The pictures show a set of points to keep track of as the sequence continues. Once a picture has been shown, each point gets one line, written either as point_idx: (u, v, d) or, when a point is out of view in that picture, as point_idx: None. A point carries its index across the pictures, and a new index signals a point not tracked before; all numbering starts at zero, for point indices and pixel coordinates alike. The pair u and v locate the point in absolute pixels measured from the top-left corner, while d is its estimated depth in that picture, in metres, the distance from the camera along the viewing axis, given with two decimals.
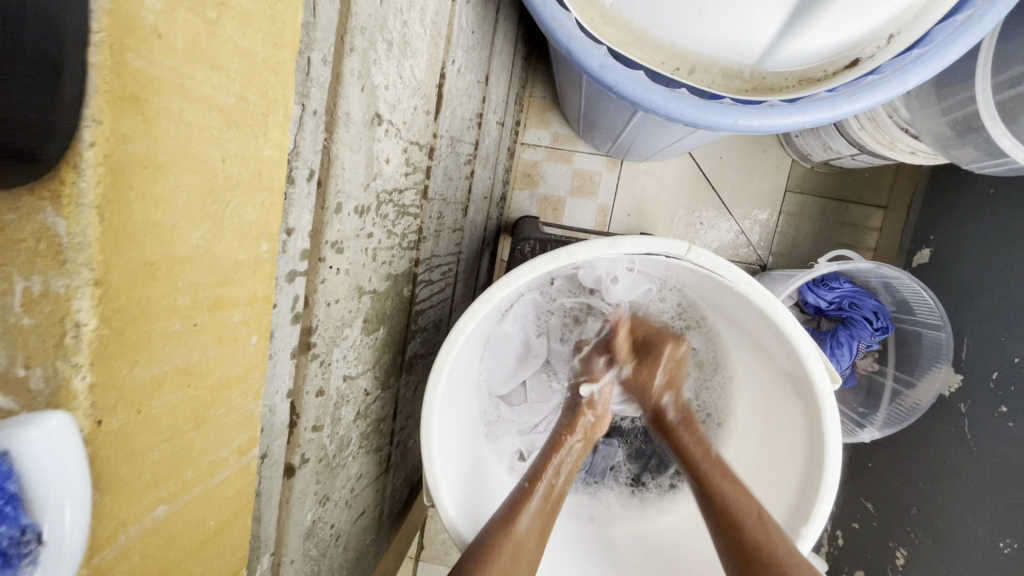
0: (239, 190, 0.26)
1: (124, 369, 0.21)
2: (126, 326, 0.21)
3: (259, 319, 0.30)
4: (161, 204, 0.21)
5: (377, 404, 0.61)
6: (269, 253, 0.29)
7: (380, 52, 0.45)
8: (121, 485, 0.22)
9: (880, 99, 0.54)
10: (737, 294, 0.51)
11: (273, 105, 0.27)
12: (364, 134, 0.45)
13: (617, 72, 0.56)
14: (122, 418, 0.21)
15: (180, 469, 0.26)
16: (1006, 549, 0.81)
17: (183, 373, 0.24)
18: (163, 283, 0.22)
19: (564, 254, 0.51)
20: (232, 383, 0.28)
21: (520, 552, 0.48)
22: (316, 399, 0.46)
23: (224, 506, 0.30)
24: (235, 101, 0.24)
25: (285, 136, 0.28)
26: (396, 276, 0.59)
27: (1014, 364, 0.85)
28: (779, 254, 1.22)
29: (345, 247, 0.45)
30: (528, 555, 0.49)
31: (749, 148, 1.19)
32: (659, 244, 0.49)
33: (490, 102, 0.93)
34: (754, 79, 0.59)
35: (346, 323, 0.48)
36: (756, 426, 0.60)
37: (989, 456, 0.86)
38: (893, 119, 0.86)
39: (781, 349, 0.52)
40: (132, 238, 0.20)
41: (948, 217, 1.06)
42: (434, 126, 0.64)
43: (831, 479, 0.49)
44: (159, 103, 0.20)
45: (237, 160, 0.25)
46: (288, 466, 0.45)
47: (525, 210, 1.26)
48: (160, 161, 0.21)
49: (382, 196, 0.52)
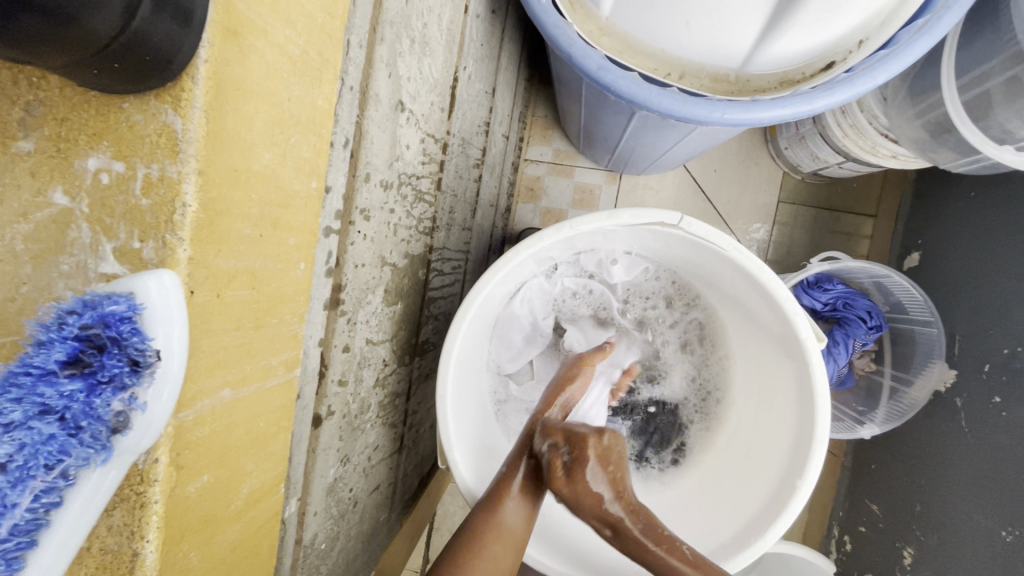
0: (298, 128, 0.31)
1: (212, 253, 0.25)
2: (215, 217, 0.25)
3: (307, 248, 0.34)
4: (245, 123, 0.26)
5: (393, 378, 0.65)
6: (316, 192, 0.34)
7: (404, 47, 0.51)
8: (202, 356, 0.26)
9: (853, 94, 0.60)
10: (726, 260, 0.56)
11: (326, 64, 0.33)
12: (390, 117, 0.51)
13: (613, 73, 0.63)
14: (207, 296, 0.26)
15: (242, 362, 0.30)
16: (1009, 537, 0.82)
17: (250, 274, 0.29)
18: (241, 191, 0.27)
19: (568, 226, 0.55)
20: (283, 299, 0.33)
21: (505, 536, 0.48)
22: (342, 355, 0.50)
23: (272, 413, 0.34)
24: (300, 52, 0.30)
25: (333, 91, 0.34)
26: (412, 256, 0.64)
27: (1004, 355, 0.89)
28: (774, 261, 1.26)
29: (371, 215, 0.50)
30: (513, 539, 0.49)
31: (741, 161, 1.25)
32: (654, 215, 0.54)
33: (496, 114, 1.00)
34: (739, 82, 0.66)
35: (369, 289, 0.52)
36: (750, 397, 0.63)
37: (989, 446, 0.88)
38: (873, 125, 0.93)
39: (770, 313, 0.56)
40: (227, 145, 0.25)
41: (934, 220, 1.09)
42: (447, 123, 0.70)
43: (821, 433, 0.53)
44: (248, 41, 0.25)
45: (298, 102, 0.31)
46: (316, 416, 0.48)
47: (528, 222, 1.31)
48: (248, 86, 0.26)
49: (402, 177, 0.57)
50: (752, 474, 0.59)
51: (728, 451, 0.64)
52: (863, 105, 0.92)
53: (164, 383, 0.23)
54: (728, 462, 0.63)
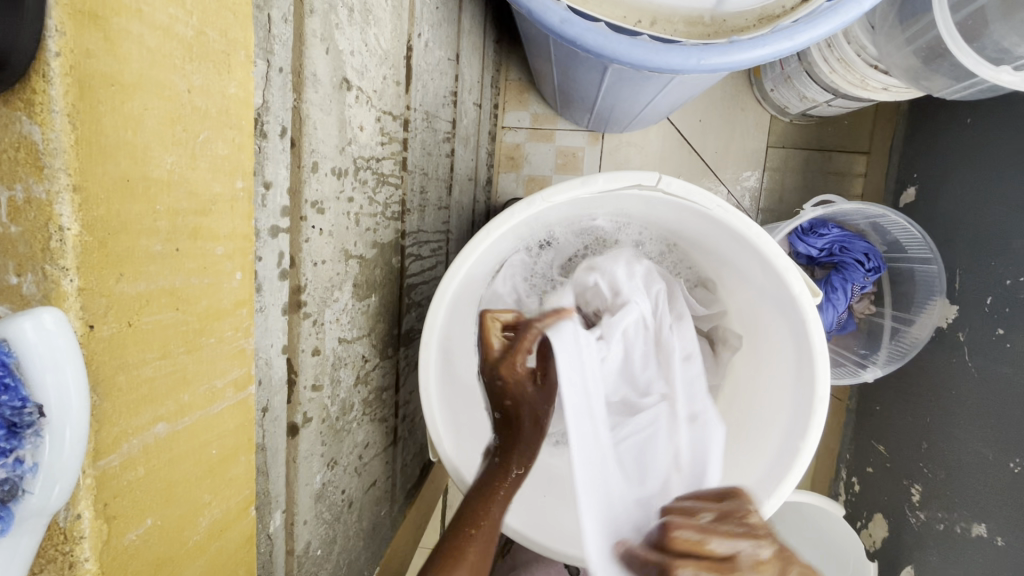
0: (207, 122, 0.27)
1: (112, 278, 0.22)
2: (109, 237, 0.22)
3: (241, 255, 0.31)
4: (130, 124, 0.23)
5: (378, 372, 0.63)
6: (245, 192, 0.31)
7: (341, 17, 0.46)
8: (121, 394, 0.24)
9: (837, 23, 0.56)
10: (710, 220, 0.52)
11: (233, 44, 0.29)
12: (334, 97, 0.46)
13: (577, 26, 0.59)
14: (114, 327, 0.23)
15: (178, 390, 0.27)
16: (1016, 468, 0.82)
17: (170, 294, 0.26)
18: (140, 203, 0.23)
19: (539, 198, 0.52)
20: (219, 315, 0.30)
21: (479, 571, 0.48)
22: (313, 358, 0.47)
23: (226, 436, 0.31)
24: (194, 34, 0.26)
25: (248, 76, 0.30)
26: (382, 245, 0.60)
27: (1006, 286, 0.87)
28: (768, 210, 1.22)
29: (326, 207, 0.46)
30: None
31: (727, 108, 1.20)
32: (630, 177, 0.50)
33: (464, 81, 0.94)
34: (715, 23, 0.61)
35: (334, 286, 0.49)
36: (748, 359, 0.61)
37: (992, 379, 0.87)
38: (862, 57, 0.88)
39: (761, 270, 0.53)
40: (106, 151, 0.22)
41: (929, 153, 1.05)
42: (406, 97, 0.65)
43: (821, 391, 0.50)
44: (118, 24, 0.22)
45: (203, 92, 0.27)
46: (291, 425, 0.46)
47: (512, 192, 1.27)
48: (126, 79, 0.22)
49: (359, 162, 0.53)
50: (753, 434, 0.57)
51: (729, 412, 0.62)
52: (850, 36, 0.87)
53: (62, 429, 0.20)
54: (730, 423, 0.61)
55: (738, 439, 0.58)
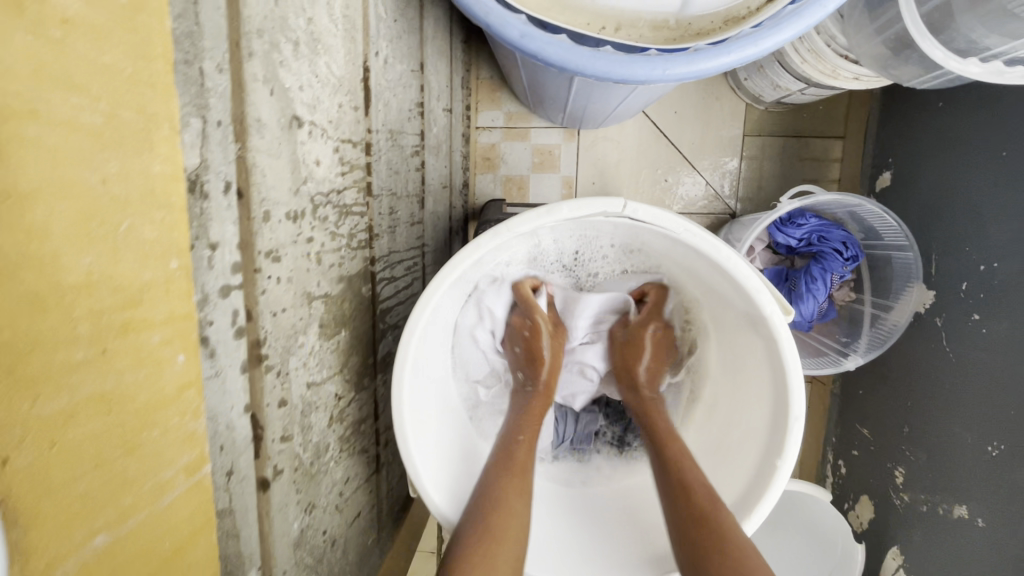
0: (130, 209, 0.26)
1: (23, 404, 0.22)
2: (15, 365, 0.22)
3: (182, 337, 0.29)
4: (34, 235, 0.22)
5: (353, 407, 0.61)
6: (182, 269, 0.29)
7: (286, 53, 0.44)
8: (47, 510, 0.24)
9: (801, 27, 0.55)
10: (681, 242, 0.51)
11: (154, 119, 0.27)
12: (283, 139, 0.44)
13: (539, 39, 0.57)
14: (33, 454, 0.23)
15: (116, 494, 0.27)
16: (994, 452, 0.82)
17: (99, 401, 0.25)
18: (55, 316, 0.23)
19: (504, 229, 0.50)
20: (162, 404, 0.29)
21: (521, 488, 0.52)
22: (280, 410, 0.46)
23: (177, 526, 0.31)
24: (105, 120, 0.25)
25: (175, 150, 0.28)
26: (349, 277, 0.59)
27: (981, 272, 0.87)
28: (746, 199, 1.21)
29: (282, 254, 0.45)
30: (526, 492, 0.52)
31: (701, 98, 1.18)
32: (596, 204, 0.49)
33: (431, 89, 0.92)
34: (680, 27, 0.60)
35: (297, 331, 0.48)
36: (726, 372, 0.61)
37: (969, 362, 0.88)
38: (831, 47, 0.87)
39: (733, 289, 0.52)
40: (8, 273, 0.21)
41: (902, 137, 1.05)
42: (366, 121, 0.63)
43: (797, 410, 0.50)
44: (12, 132, 0.21)
45: (120, 179, 0.25)
46: (261, 479, 0.45)
47: (490, 193, 1.24)
48: (24, 188, 0.21)
49: (317, 199, 0.51)
50: (732, 452, 0.57)
51: (708, 426, 0.62)
52: (820, 27, 0.86)
53: None
54: (710, 438, 0.61)
55: (715, 460, 0.59)
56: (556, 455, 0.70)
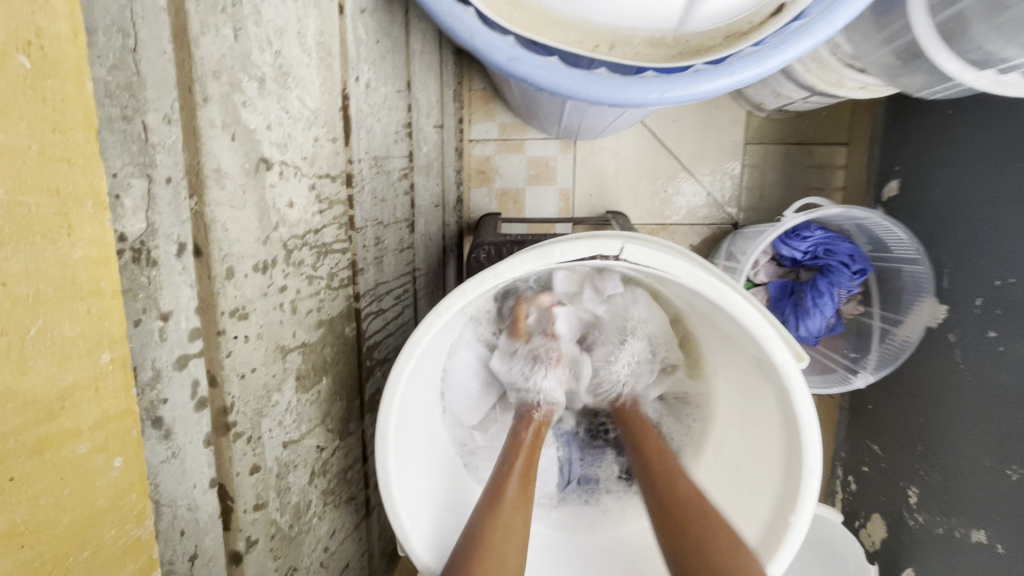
0: (43, 309, 0.24)
1: None
2: None
3: (117, 439, 0.28)
4: None
5: (338, 456, 0.58)
6: (115, 362, 0.27)
7: (250, 92, 0.40)
8: None
9: (811, 44, 0.51)
10: (684, 284, 0.48)
11: (72, 199, 0.25)
12: (249, 185, 0.40)
13: (528, 63, 0.53)
14: None
15: None
16: (1014, 476, 0.78)
17: (9, 536, 0.23)
18: None
19: (491, 274, 0.46)
20: (94, 514, 0.27)
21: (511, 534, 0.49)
22: (252, 478, 0.42)
23: None
24: (6, 210, 0.22)
25: (101, 229, 0.26)
26: (330, 319, 0.55)
27: (997, 288, 0.83)
28: (749, 209, 1.17)
29: (250, 310, 0.41)
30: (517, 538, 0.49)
31: (701, 107, 1.14)
32: (592, 246, 0.45)
33: (419, 107, 0.88)
34: (680, 44, 0.56)
35: (270, 390, 0.44)
36: (734, 408, 0.58)
37: (984, 380, 0.84)
38: (837, 56, 0.82)
39: (739, 332, 0.49)
40: None
41: (909, 145, 1.01)
42: (347, 150, 0.59)
43: (812, 463, 0.47)
44: None
45: (28, 277, 0.23)
46: (232, 553, 0.41)
47: (485, 207, 1.21)
48: None
49: (292, 243, 0.47)
50: (742, 499, 0.53)
51: (716, 467, 0.59)
52: None
53: None
54: (717, 481, 0.58)
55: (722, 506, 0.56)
56: (563, 497, 0.64)
